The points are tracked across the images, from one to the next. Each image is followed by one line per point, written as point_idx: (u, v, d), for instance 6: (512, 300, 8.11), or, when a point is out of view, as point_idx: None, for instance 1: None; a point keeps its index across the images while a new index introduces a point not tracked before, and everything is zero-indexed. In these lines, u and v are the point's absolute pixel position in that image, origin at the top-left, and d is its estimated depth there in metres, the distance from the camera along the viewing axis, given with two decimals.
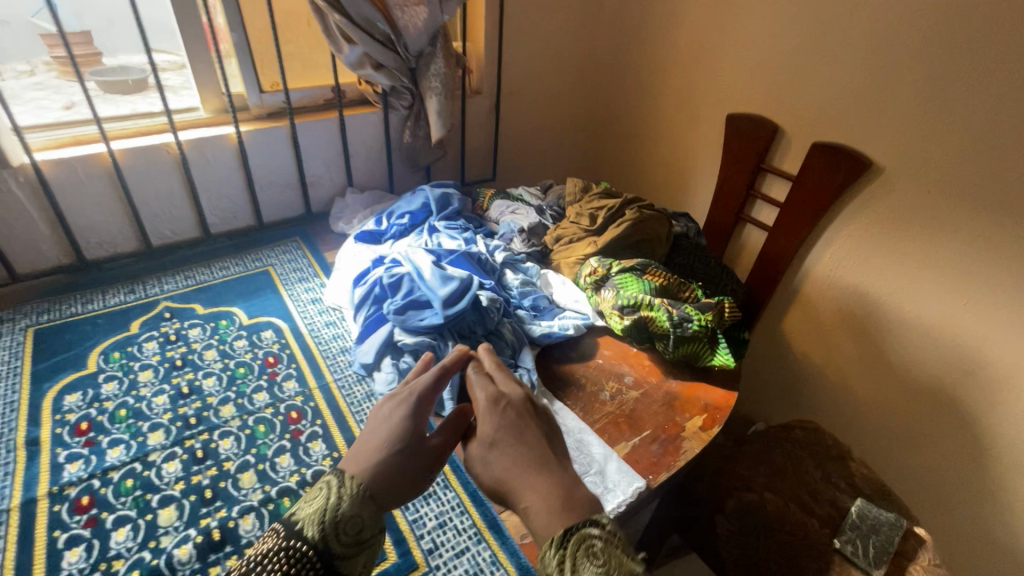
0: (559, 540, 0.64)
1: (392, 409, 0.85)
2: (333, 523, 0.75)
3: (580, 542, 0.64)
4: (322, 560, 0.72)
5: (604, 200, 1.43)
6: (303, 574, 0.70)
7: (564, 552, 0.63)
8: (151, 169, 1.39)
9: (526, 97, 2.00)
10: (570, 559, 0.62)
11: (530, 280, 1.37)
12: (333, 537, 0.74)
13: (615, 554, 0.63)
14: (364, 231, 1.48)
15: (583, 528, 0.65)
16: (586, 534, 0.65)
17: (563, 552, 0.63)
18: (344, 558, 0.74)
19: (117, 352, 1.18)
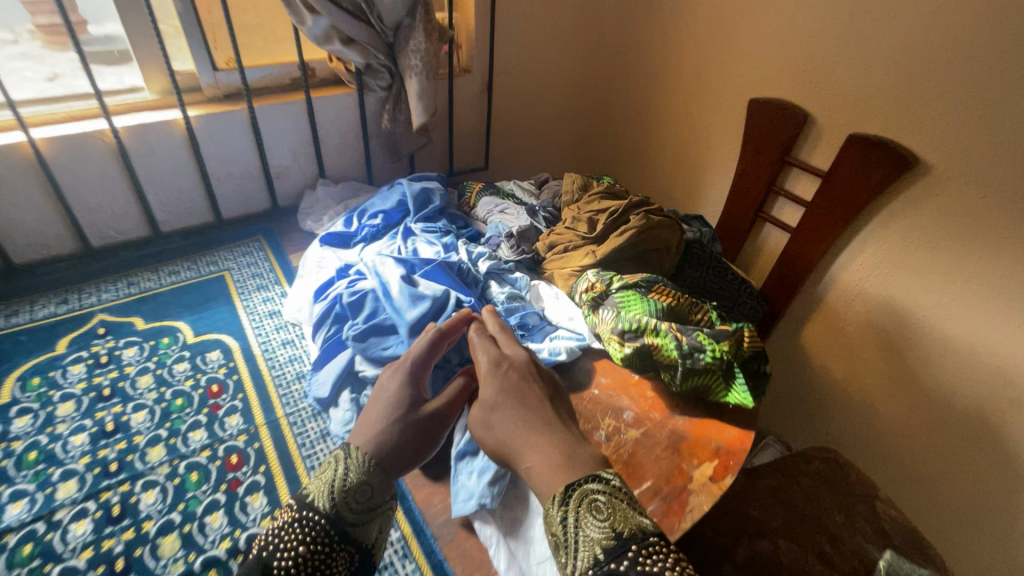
0: (560, 497, 0.62)
1: (390, 378, 0.86)
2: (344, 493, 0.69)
3: (581, 498, 0.62)
4: (336, 531, 0.66)
5: (605, 203, 1.24)
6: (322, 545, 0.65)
7: (567, 509, 0.62)
8: (84, 161, 1.21)
9: (521, 78, 1.79)
10: (573, 515, 0.61)
11: (518, 293, 1.20)
12: (344, 504, 0.68)
13: (620, 508, 0.61)
14: (330, 233, 1.29)
15: (583, 485, 0.63)
16: (587, 491, 0.62)
17: (566, 510, 0.62)
18: (358, 525, 0.68)
19: (36, 378, 1.02)
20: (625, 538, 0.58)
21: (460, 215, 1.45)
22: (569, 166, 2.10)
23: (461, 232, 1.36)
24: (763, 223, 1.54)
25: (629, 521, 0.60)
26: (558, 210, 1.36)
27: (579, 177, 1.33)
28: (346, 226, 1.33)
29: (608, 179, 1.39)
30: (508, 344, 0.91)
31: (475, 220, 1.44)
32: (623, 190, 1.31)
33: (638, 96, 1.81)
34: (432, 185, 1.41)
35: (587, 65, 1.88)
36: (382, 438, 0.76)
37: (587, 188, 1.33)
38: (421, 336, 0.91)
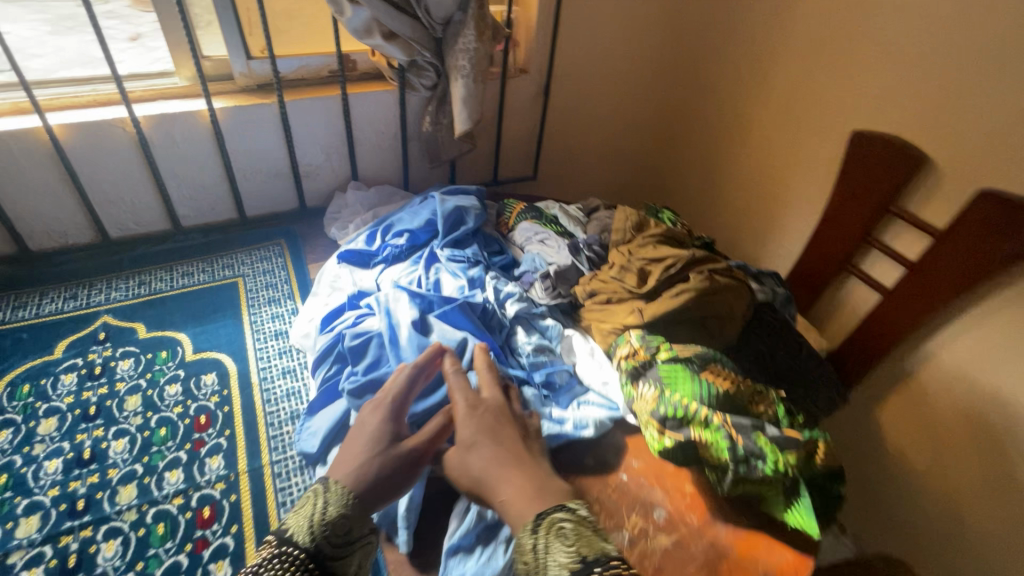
0: (531, 525, 0.61)
1: (370, 413, 0.80)
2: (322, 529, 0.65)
3: (550, 525, 0.60)
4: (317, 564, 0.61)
5: (661, 250, 1.05)
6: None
7: (536, 535, 0.60)
8: (103, 150, 1.14)
9: (582, 81, 1.59)
10: (541, 542, 0.59)
11: (548, 345, 1.05)
12: (326, 537, 0.64)
13: (587, 535, 0.58)
14: (349, 250, 1.18)
15: (554, 514, 0.62)
16: (556, 519, 0.61)
17: (535, 537, 0.60)
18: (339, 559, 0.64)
19: (26, 385, 0.96)
20: (589, 561, 0.55)
21: (495, 239, 1.30)
22: (626, 184, 1.89)
23: (492, 262, 1.21)
24: (849, 277, 1.28)
25: (596, 546, 0.57)
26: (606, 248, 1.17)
27: (635, 214, 1.14)
28: (367, 242, 1.21)
29: (669, 221, 1.20)
30: (488, 384, 0.84)
31: (511, 249, 1.29)
32: (684, 235, 1.12)
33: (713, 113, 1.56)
34: (468, 203, 1.27)
35: (660, 73, 1.66)
36: (360, 475, 0.71)
37: (643, 228, 1.14)
38: (397, 372, 0.84)
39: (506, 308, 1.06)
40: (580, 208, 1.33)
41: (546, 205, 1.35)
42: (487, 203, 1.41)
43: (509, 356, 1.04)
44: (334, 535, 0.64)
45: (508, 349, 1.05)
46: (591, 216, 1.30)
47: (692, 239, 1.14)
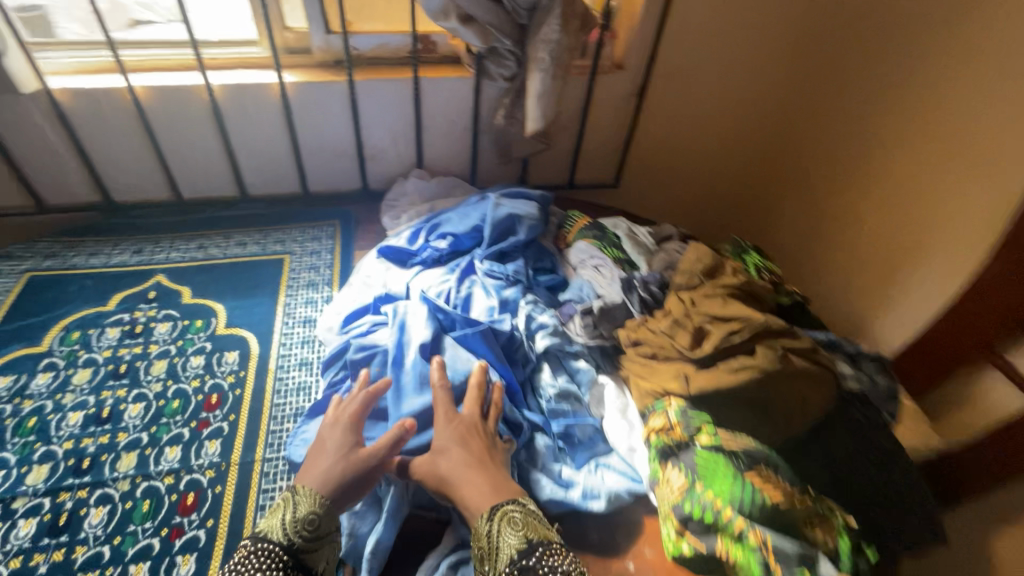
0: (487, 516, 0.68)
1: (329, 429, 0.78)
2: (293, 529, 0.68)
3: (503, 514, 0.68)
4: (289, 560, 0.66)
5: (729, 307, 0.87)
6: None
7: (490, 523, 0.68)
8: (181, 114, 1.18)
9: (684, 84, 1.38)
10: (495, 530, 0.67)
11: (575, 392, 0.92)
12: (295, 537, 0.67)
13: (534, 522, 0.68)
14: (390, 246, 1.13)
15: (503, 504, 0.70)
16: (506, 510, 0.69)
17: (489, 525, 0.68)
18: (310, 552, 0.67)
19: (77, 332, 1.02)
20: (535, 545, 0.65)
21: (547, 253, 1.18)
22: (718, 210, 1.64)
23: (536, 281, 1.10)
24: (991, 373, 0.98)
25: (540, 532, 0.68)
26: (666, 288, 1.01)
27: (708, 256, 0.96)
28: (410, 240, 1.15)
29: (753, 272, 1.00)
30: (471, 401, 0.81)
31: (561, 268, 1.16)
32: (763, 291, 0.93)
33: (839, 138, 1.28)
34: (524, 211, 1.16)
35: (780, 82, 1.40)
36: (321, 478, 0.72)
37: (716, 274, 0.95)
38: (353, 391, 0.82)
39: (534, 340, 0.94)
40: (649, 235, 1.16)
41: (613, 225, 1.20)
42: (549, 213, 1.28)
43: (528, 394, 0.93)
44: (302, 530, 0.68)
45: (530, 386, 0.94)
46: (661, 246, 1.13)
47: (773, 296, 0.95)
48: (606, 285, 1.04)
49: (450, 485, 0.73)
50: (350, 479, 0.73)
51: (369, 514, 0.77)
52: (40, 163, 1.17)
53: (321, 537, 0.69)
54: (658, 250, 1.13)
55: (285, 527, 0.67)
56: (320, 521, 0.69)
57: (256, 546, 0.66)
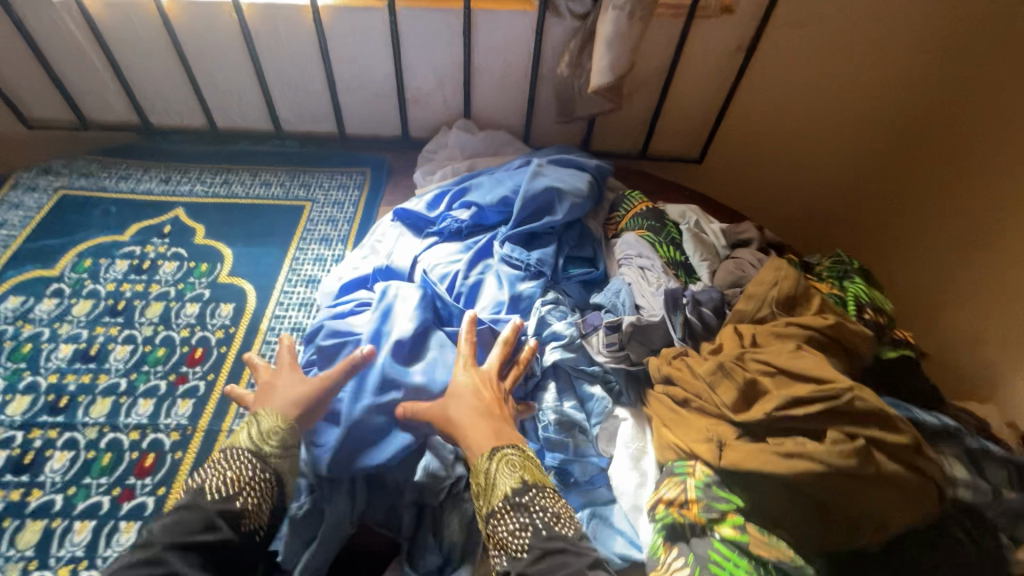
0: (488, 455, 0.66)
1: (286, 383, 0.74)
2: (260, 442, 0.68)
3: (501, 455, 0.66)
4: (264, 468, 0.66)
5: (801, 361, 0.63)
6: (258, 487, 0.65)
7: (489, 461, 0.65)
8: (211, 34, 1.08)
9: (813, 38, 1.05)
10: (492, 470, 0.65)
11: (582, 421, 0.75)
12: (265, 447, 0.67)
13: (529, 466, 0.66)
14: (407, 210, 0.99)
15: (503, 445, 0.67)
16: (504, 452, 0.66)
17: (489, 463, 0.65)
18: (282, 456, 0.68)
19: (88, 260, 1.00)
20: (530, 486, 0.64)
21: (590, 239, 0.97)
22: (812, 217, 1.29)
23: (566, 274, 0.91)
24: None
25: (536, 475, 0.66)
26: (726, 309, 0.78)
27: (790, 282, 0.71)
28: (430, 206, 1.00)
29: (853, 312, 0.74)
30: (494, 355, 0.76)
31: (601, 262, 0.95)
32: (860, 339, 0.67)
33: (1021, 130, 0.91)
34: (569, 186, 0.95)
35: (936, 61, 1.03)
36: (287, 399, 0.72)
37: (794, 308, 0.71)
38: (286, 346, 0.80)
39: (546, 347, 0.80)
40: (722, 234, 0.92)
41: (679, 214, 0.97)
42: (605, 188, 1.05)
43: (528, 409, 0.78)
44: (268, 441, 0.68)
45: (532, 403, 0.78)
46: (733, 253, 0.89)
47: (873, 349, 0.69)
48: (648, 295, 0.83)
49: (456, 425, 0.69)
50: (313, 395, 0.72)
51: (298, 536, 0.67)
52: (81, 77, 1.14)
53: (288, 446, 0.68)
54: (728, 258, 0.89)
55: (253, 443, 0.67)
56: (285, 433, 0.69)
57: (233, 458, 0.66)
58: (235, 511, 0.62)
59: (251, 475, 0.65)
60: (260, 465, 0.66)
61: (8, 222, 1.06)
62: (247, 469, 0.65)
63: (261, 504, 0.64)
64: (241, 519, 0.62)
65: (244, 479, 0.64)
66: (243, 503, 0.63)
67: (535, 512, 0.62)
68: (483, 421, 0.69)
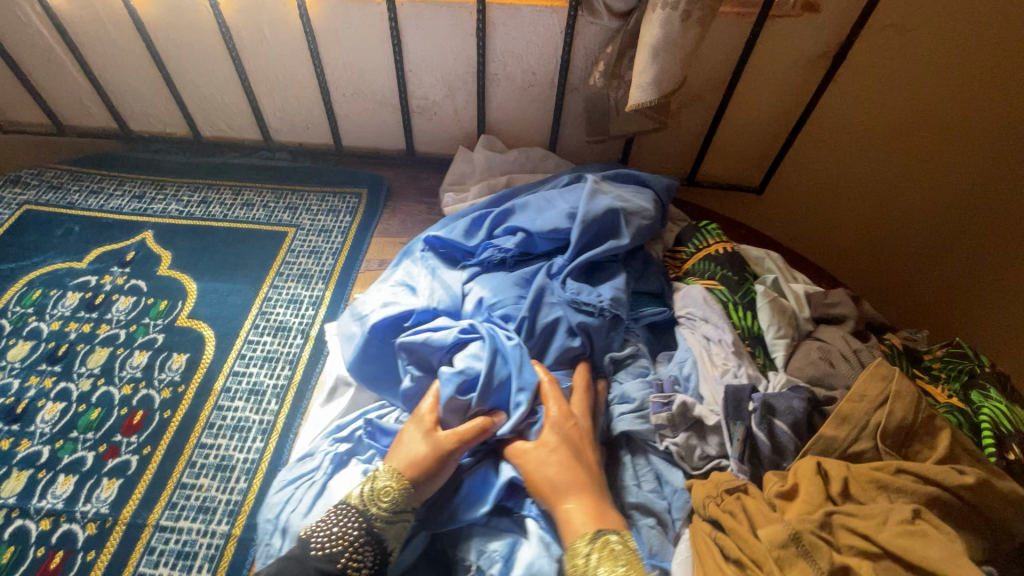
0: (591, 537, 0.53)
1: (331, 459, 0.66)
2: (372, 501, 0.57)
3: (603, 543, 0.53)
4: (368, 536, 0.56)
5: (920, 544, 0.43)
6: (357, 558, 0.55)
7: (591, 548, 0.52)
8: (186, 32, 0.93)
9: (922, 42, 0.82)
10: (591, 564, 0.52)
11: (662, 510, 0.59)
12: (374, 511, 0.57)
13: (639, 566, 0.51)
14: (439, 236, 0.80)
15: (605, 528, 0.54)
16: (607, 535, 0.53)
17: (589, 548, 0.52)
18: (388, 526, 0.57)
19: (37, 292, 0.88)
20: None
21: (655, 269, 0.78)
22: (791, 232, 1.10)
23: (635, 314, 0.73)
24: None
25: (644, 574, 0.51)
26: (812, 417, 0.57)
27: (906, 404, 0.50)
28: (467, 232, 0.81)
29: (991, 452, 0.54)
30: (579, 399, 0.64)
31: (670, 300, 0.76)
32: (1008, 505, 0.46)
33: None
34: (635, 206, 0.78)
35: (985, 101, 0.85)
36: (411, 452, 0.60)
37: (908, 445, 0.50)
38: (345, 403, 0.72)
39: (610, 409, 0.66)
40: (801, 302, 0.70)
41: (758, 260, 0.77)
42: (669, 216, 0.87)
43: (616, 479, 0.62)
44: (381, 502, 0.57)
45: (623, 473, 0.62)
46: (817, 331, 0.68)
47: None
48: (711, 381, 0.64)
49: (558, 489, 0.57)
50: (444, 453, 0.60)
51: None
52: (51, 79, 1.02)
53: (399, 511, 0.57)
54: (810, 335, 0.68)
55: (369, 499, 0.58)
56: (399, 495, 0.57)
57: (342, 517, 0.57)
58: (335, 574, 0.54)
59: (355, 536, 0.56)
60: (368, 528, 0.56)
61: None
62: (353, 526, 0.56)
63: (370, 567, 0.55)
64: None
65: (349, 539, 0.56)
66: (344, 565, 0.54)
67: None
68: (582, 495, 0.56)
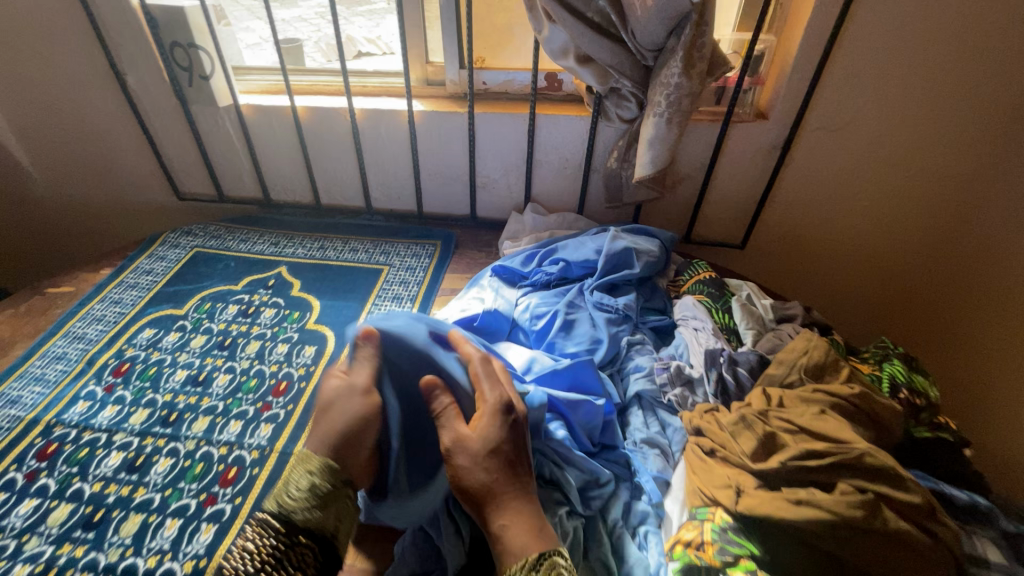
0: (530, 563, 0.60)
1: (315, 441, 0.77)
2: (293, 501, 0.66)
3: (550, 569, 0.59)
4: (294, 538, 0.64)
5: (820, 422, 0.68)
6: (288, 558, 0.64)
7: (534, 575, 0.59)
8: (330, 133, 1.35)
9: (846, 138, 1.16)
10: None
11: (664, 444, 0.83)
12: (293, 511, 0.65)
13: None
14: (505, 265, 1.14)
15: (548, 552, 0.61)
16: (555, 558, 0.61)
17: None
18: (311, 517, 0.65)
19: (207, 304, 1.23)
20: None
21: (660, 293, 1.09)
22: (749, 261, 1.41)
23: (644, 319, 1.03)
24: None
25: None
26: (763, 369, 0.84)
27: (818, 351, 0.77)
28: (523, 263, 1.14)
29: (886, 389, 0.78)
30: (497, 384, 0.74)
31: (671, 312, 1.05)
32: (887, 413, 0.71)
33: (1011, 230, 1.11)
34: (644, 247, 1.10)
35: (898, 180, 1.19)
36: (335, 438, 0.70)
37: (822, 378, 0.76)
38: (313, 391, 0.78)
39: (629, 378, 0.92)
40: (767, 307, 0.99)
41: (737, 285, 1.06)
42: (671, 258, 1.18)
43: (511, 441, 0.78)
44: (298, 495, 0.66)
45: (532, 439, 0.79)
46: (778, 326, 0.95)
47: (902, 422, 0.72)
48: (697, 352, 0.91)
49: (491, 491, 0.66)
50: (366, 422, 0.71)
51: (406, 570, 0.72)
52: (226, 163, 1.45)
53: (321, 496, 0.66)
54: (773, 329, 0.95)
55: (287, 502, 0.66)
56: (316, 487, 0.66)
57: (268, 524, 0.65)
58: None
59: (276, 548, 0.63)
60: (286, 528, 0.65)
61: (154, 270, 1.32)
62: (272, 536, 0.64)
63: (310, 559, 0.64)
64: None
65: (268, 554, 0.63)
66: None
67: None
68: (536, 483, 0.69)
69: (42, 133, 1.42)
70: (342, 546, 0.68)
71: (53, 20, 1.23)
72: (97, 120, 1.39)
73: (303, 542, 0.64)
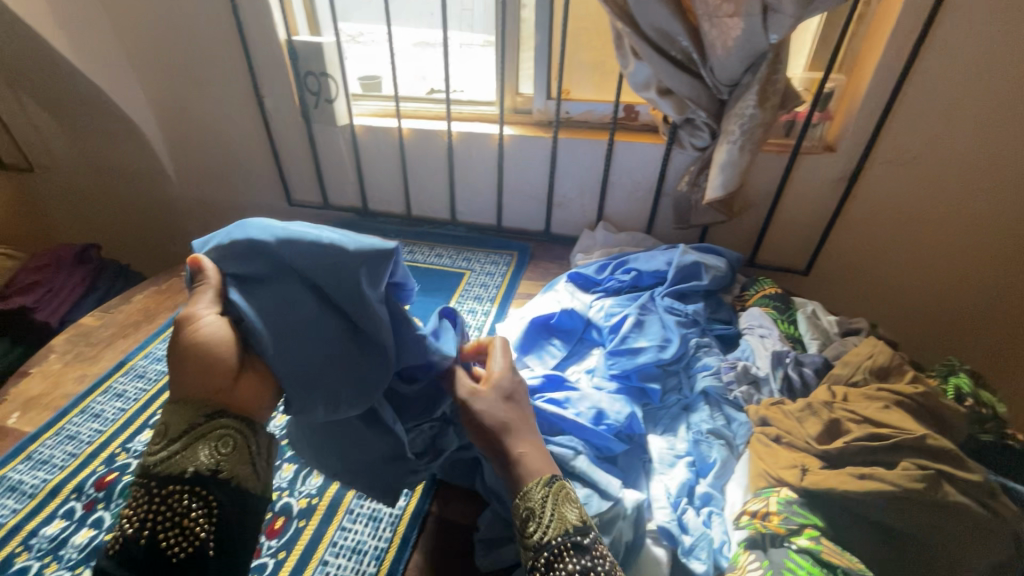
0: (545, 481, 0.68)
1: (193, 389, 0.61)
2: (162, 452, 0.56)
3: (560, 488, 0.68)
4: (168, 489, 0.54)
5: (884, 414, 0.74)
6: (176, 512, 0.54)
7: (547, 489, 0.67)
8: (427, 150, 1.53)
9: (915, 173, 1.22)
10: (551, 498, 0.66)
11: (729, 436, 0.89)
12: (163, 461, 0.55)
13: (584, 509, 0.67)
14: (579, 272, 1.25)
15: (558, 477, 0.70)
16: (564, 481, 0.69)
17: (545, 492, 0.67)
18: (183, 462, 0.55)
19: None
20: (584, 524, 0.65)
21: (726, 306, 1.16)
22: (815, 287, 1.46)
23: (710, 327, 1.10)
24: None
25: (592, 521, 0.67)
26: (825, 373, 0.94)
27: (884, 355, 0.83)
28: (596, 272, 1.26)
29: (949, 394, 0.82)
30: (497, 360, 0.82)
31: (736, 323, 1.13)
32: (951, 413, 0.76)
33: None
34: (713, 262, 1.19)
35: (968, 214, 1.23)
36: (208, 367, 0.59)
37: (887, 380, 0.82)
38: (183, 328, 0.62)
39: (696, 376, 0.99)
40: (831, 321, 1.06)
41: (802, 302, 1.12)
42: (736, 275, 1.26)
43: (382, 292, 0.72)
44: (165, 443, 0.56)
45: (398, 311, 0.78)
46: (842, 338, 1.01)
47: (966, 425, 0.77)
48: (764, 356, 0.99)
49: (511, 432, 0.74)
50: (223, 348, 0.60)
51: (496, 529, 0.83)
52: (335, 174, 1.66)
53: (190, 431, 0.56)
54: (835, 340, 1.02)
55: (157, 454, 0.56)
56: (178, 424, 0.56)
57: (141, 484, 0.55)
58: (159, 547, 0.53)
59: (151, 504, 0.54)
60: (155, 480, 0.55)
61: None
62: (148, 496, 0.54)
63: (196, 504, 0.54)
64: (170, 549, 0.53)
65: (145, 513, 0.54)
66: (155, 536, 0.53)
67: (595, 554, 0.62)
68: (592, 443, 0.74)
69: (189, 145, 1.70)
70: (241, 481, 0.57)
71: (214, 53, 1.50)
72: (235, 135, 1.64)
73: (177, 488, 0.54)
